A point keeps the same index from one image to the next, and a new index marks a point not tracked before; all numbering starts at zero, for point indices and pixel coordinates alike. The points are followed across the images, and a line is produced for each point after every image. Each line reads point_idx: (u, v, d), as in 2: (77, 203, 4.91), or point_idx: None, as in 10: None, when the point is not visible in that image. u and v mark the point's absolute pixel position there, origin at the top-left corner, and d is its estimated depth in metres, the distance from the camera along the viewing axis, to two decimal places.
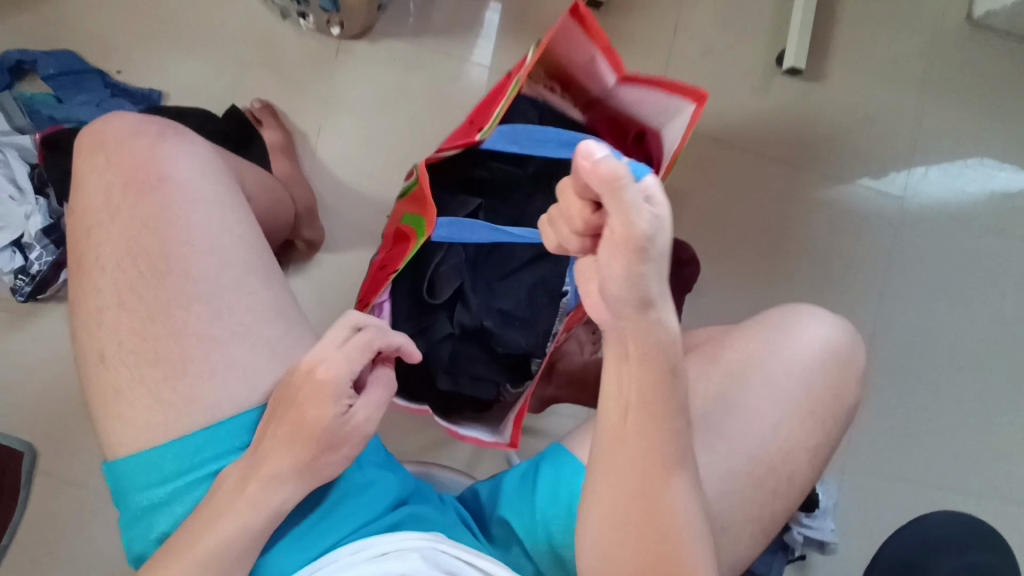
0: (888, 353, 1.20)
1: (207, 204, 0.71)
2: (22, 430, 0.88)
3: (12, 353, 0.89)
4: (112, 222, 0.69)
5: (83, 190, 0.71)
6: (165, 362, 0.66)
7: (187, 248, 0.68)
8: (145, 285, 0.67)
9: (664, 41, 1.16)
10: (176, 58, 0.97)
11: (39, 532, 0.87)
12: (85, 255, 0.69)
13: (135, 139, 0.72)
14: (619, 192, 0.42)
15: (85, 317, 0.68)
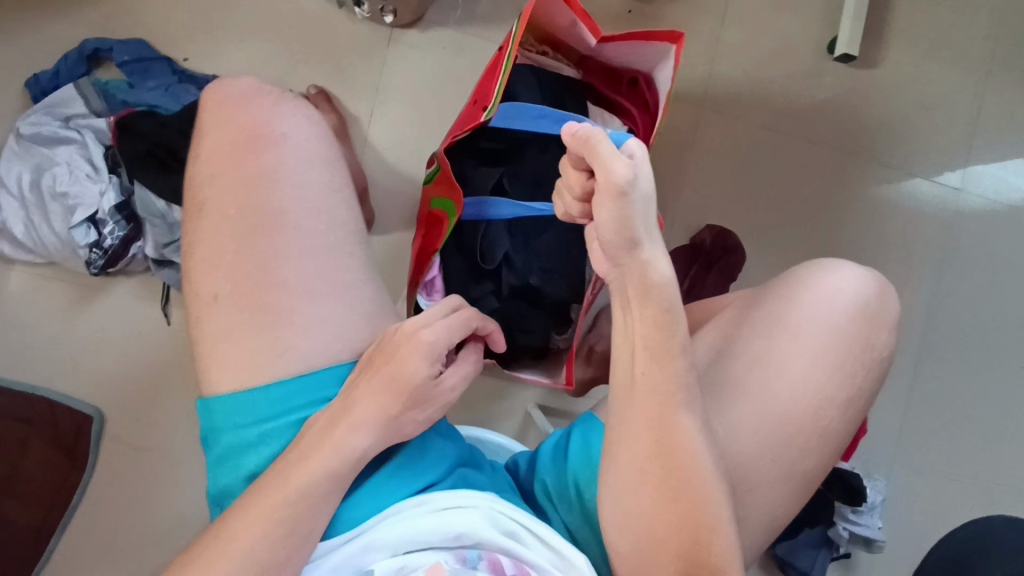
0: (942, 353, 1.14)
1: (315, 166, 0.59)
2: (92, 396, 0.97)
3: (84, 324, 0.97)
4: (228, 175, 0.57)
5: (206, 140, 0.59)
6: (228, 346, 0.55)
7: (300, 217, 0.57)
8: (256, 248, 0.56)
9: (714, 28, 1.12)
10: (233, 45, 1.01)
11: (107, 486, 0.96)
12: (195, 210, 0.58)
13: (257, 98, 0.61)
14: (592, 147, 0.48)
15: (188, 276, 0.57)
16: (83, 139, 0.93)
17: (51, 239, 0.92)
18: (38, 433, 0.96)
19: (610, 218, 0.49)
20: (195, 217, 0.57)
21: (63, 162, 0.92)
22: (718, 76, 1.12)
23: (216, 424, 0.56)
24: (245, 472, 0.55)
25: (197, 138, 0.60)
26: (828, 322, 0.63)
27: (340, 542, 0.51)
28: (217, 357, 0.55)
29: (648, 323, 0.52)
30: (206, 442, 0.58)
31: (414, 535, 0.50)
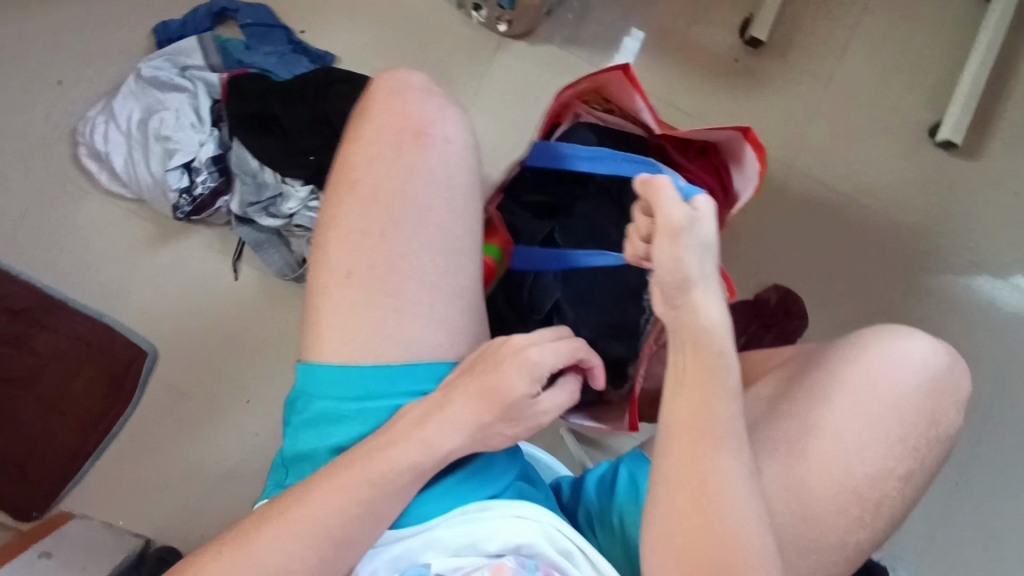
0: (997, 466, 1.08)
1: (459, 179, 0.60)
2: (150, 333, 1.01)
3: (155, 264, 1.00)
4: (383, 163, 0.59)
5: (367, 126, 0.61)
6: (346, 322, 0.56)
7: (439, 215, 0.58)
8: (394, 237, 0.57)
9: (816, 91, 1.11)
10: (349, 27, 1.04)
11: (149, 420, 1.01)
12: (342, 187, 0.59)
13: (423, 96, 0.62)
14: (658, 191, 0.50)
15: (319, 245, 0.59)
16: (194, 89, 0.96)
17: (145, 178, 0.95)
18: (92, 359, 0.99)
19: (674, 261, 0.50)
20: (340, 195, 0.59)
21: (173, 108, 0.95)
22: (812, 140, 1.11)
23: (310, 389, 0.57)
24: (331, 440, 0.57)
25: (358, 122, 0.62)
26: (888, 387, 0.61)
27: (404, 535, 0.53)
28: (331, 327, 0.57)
29: (712, 374, 0.51)
30: (293, 401, 0.59)
31: (476, 541, 0.51)
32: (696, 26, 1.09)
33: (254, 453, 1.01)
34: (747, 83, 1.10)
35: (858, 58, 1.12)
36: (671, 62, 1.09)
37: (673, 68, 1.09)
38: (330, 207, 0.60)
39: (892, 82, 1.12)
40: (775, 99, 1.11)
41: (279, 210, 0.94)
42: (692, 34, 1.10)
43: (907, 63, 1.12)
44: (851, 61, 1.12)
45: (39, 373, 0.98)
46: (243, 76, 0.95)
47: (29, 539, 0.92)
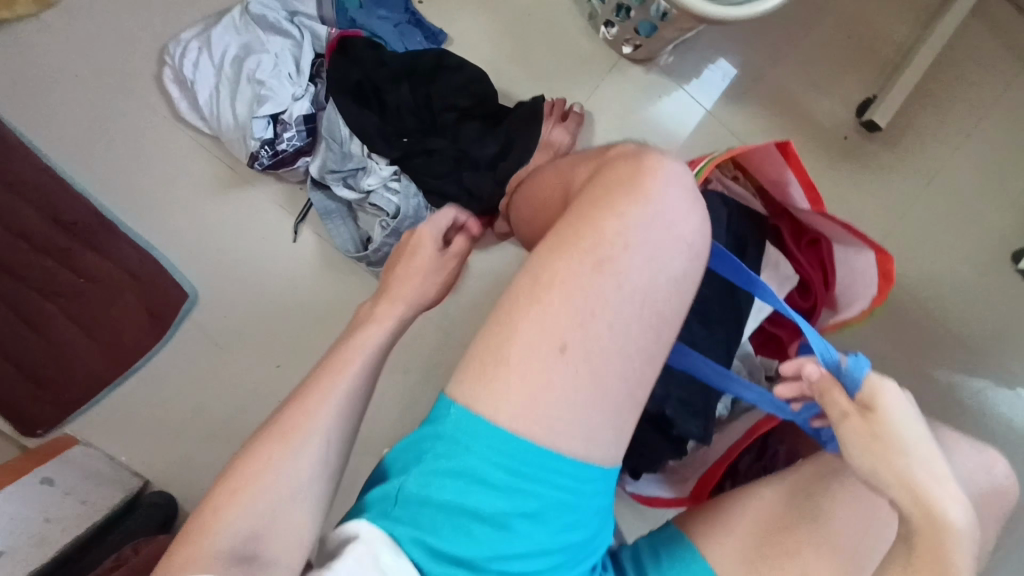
0: None
1: (656, 294, 0.47)
2: (195, 277, 0.97)
3: (217, 208, 0.96)
4: (621, 243, 0.47)
5: (620, 191, 0.49)
6: (526, 400, 0.45)
7: (654, 320, 0.47)
8: (605, 329, 0.46)
9: (916, 187, 1.08)
10: (469, 10, 1.00)
11: (173, 364, 0.97)
12: (568, 246, 0.47)
13: (681, 184, 0.50)
14: (821, 391, 0.55)
15: (517, 296, 0.47)
16: (299, 38, 0.92)
17: (228, 119, 0.91)
18: (130, 289, 0.94)
19: (872, 461, 0.52)
20: (559, 252, 0.47)
21: (273, 53, 0.90)
22: (903, 235, 1.08)
23: (460, 434, 0.46)
24: (455, 500, 0.45)
25: (603, 177, 0.50)
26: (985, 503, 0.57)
27: None
28: (508, 388, 0.45)
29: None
30: (422, 433, 0.48)
31: None
32: (812, 93, 1.06)
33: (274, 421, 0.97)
34: (849, 163, 1.07)
35: (970, 162, 1.08)
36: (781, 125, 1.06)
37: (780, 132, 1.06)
38: (542, 258, 0.48)
39: (1002, 193, 1.08)
40: (872, 186, 1.08)
41: (359, 185, 0.91)
42: (809, 99, 1.06)
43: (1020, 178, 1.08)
44: (961, 165, 1.08)
45: (74, 293, 0.93)
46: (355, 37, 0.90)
47: (36, 458, 0.89)
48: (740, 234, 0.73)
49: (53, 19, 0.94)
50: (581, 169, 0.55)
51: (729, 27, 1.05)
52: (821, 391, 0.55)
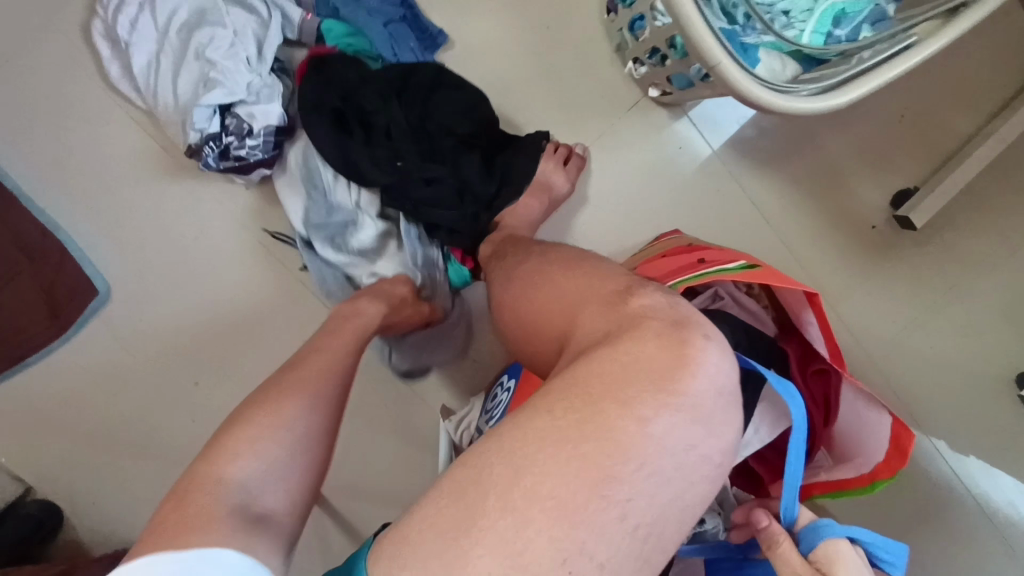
0: None
1: (666, 527, 0.36)
2: (111, 271, 0.83)
3: (147, 197, 0.82)
4: (634, 460, 0.35)
5: (645, 379, 0.37)
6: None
7: (653, 559, 0.36)
8: (590, 569, 0.33)
9: (947, 296, 0.96)
10: (482, 14, 0.85)
11: (73, 367, 0.84)
12: (565, 444, 0.35)
13: (719, 383, 0.39)
14: (776, 543, 0.49)
15: (487, 494, 0.34)
16: (267, 16, 0.76)
17: (166, 99, 0.75)
18: (31, 273, 0.80)
19: None
20: (552, 451, 0.35)
21: (232, 28, 0.74)
22: (927, 349, 0.95)
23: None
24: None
25: (625, 351, 0.38)
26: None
27: None
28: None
29: None
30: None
31: None
32: (851, 175, 0.94)
33: (182, 445, 0.85)
34: (877, 255, 0.95)
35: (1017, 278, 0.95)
36: (809, 201, 0.94)
37: (808, 208, 0.94)
38: (529, 450, 0.35)
39: None
40: (900, 286, 0.96)
41: (347, 243, 0.78)
42: (844, 177, 0.94)
43: None
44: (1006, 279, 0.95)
45: None
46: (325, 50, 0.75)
47: None
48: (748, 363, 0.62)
49: None
50: (594, 313, 0.44)
51: None
52: (770, 542, 0.50)
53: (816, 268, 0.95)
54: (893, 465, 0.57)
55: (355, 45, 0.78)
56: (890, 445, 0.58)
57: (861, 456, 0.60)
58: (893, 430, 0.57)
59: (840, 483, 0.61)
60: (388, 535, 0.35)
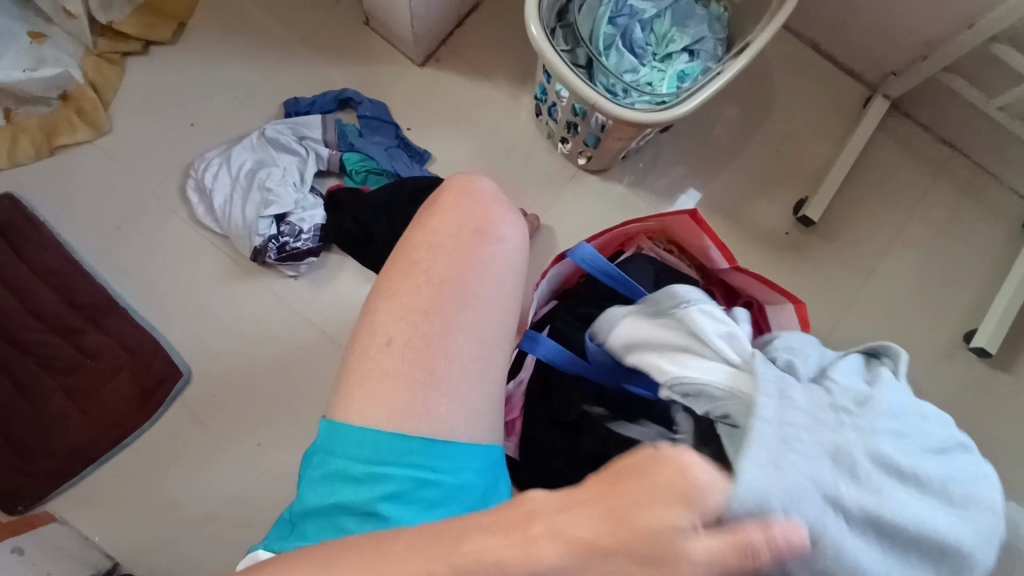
0: None
1: (487, 291, 0.56)
2: (190, 358, 1.05)
3: (217, 297, 1.07)
4: (447, 250, 0.56)
5: (433, 216, 0.59)
6: (376, 388, 0.52)
7: (489, 310, 0.55)
8: (444, 314, 0.54)
9: (858, 275, 1.17)
10: (451, 132, 1.16)
11: (159, 443, 1.03)
12: (401, 264, 0.56)
13: (496, 202, 0.61)
14: None
15: (369, 315, 0.55)
16: (305, 156, 1.09)
17: (237, 220, 1.06)
18: (131, 366, 1.03)
19: None
20: (393, 273, 0.56)
21: (281, 167, 1.08)
22: (854, 325, 1.16)
23: (330, 446, 0.52)
24: (339, 500, 0.52)
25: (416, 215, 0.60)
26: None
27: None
28: (364, 393, 0.52)
29: None
30: (309, 455, 0.54)
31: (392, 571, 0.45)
32: (756, 197, 1.19)
33: (260, 501, 1.01)
34: (795, 254, 1.17)
35: (906, 253, 1.19)
36: (729, 222, 1.18)
37: (729, 228, 1.18)
38: (386, 275, 0.57)
39: (938, 285, 1.18)
40: (820, 275, 1.17)
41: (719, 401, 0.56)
42: (752, 202, 1.19)
43: (953, 271, 1.18)
44: (898, 255, 1.19)
45: (75, 370, 1.03)
46: (342, 190, 1.07)
47: (15, 528, 0.93)
48: None
49: (104, 142, 1.12)
50: None
51: (678, 144, 1.20)
52: None
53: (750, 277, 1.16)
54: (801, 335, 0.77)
55: (368, 167, 1.10)
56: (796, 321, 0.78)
57: None
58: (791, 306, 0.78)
59: None
60: (337, 361, 0.56)
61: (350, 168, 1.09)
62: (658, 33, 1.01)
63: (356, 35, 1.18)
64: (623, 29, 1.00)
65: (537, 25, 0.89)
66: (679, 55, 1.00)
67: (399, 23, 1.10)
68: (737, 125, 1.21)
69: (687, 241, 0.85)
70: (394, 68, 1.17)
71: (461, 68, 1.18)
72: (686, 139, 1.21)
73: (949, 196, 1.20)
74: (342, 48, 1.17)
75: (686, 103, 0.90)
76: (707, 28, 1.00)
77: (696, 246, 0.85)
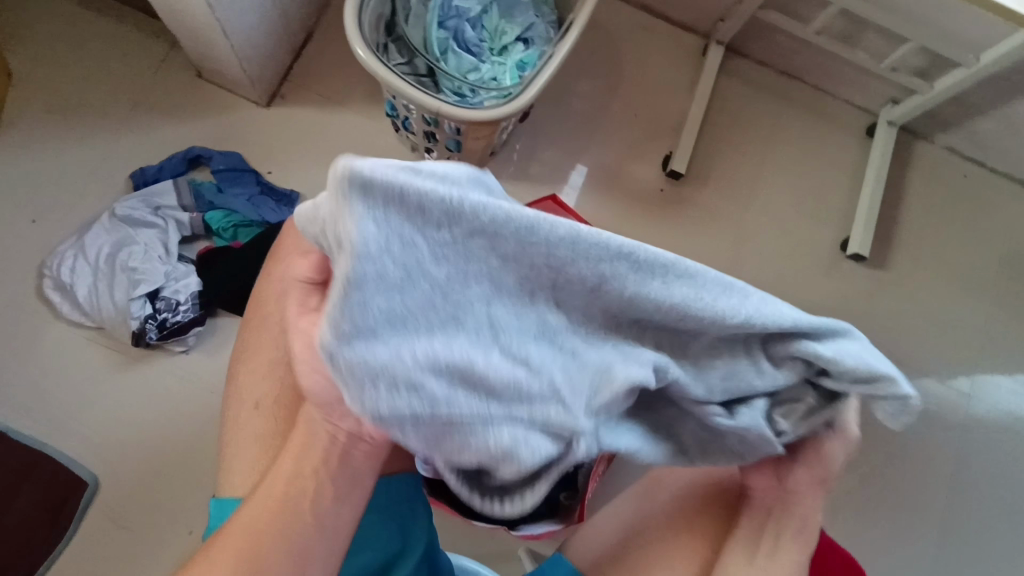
0: (942, 559, 1.13)
1: None
2: (93, 465, 0.98)
3: (108, 393, 1.00)
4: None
5: (277, 263, 0.60)
6: (258, 453, 0.55)
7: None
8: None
9: (736, 212, 1.23)
10: (314, 166, 1.13)
11: (80, 564, 0.95)
12: (257, 321, 0.58)
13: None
14: None
15: (236, 379, 0.58)
16: (164, 225, 1.04)
17: (107, 308, 1.00)
18: (25, 491, 0.95)
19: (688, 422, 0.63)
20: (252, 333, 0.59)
21: (142, 242, 1.02)
22: (744, 260, 1.21)
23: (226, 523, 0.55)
24: None
25: (266, 266, 0.61)
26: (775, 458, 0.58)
27: None
28: (237, 459, 0.56)
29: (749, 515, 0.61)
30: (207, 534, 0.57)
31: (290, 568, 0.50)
32: (628, 161, 1.23)
33: None
34: (677, 206, 1.22)
35: (774, 181, 1.26)
36: (613, 191, 1.21)
37: (615, 195, 1.21)
38: (246, 335, 0.60)
39: (808, 205, 1.25)
40: (704, 221, 1.22)
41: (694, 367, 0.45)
42: (623, 168, 1.22)
43: (818, 188, 1.26)
44: (768, 185, 1.25)
45: None
46: (213, 251, 1.03)
47: None
48: None
49: None
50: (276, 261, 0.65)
51: (542, 127, 1.22)
52: None
53: (640, 239, 1.19)
54: None
55: (235, 221, 1.06)
56: None
57: None
58: None
59: None
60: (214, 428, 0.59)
61: (216, 227, 1.05)
62: (490, 27, 1.02)
63: (191, 90, 1.13)
64: (454, 32, 1.01)
65: (363, 47, 0.89)
66: (515, 46, 1.02)
67: (231, 69, 1.06)
68: (592, 96, 1.25)
69: None
70: (239, 115, 1.13)
71: (310, 100, 1.15)
72: (548, 121, 1.23)
73: (798, 121, 1.29)
74: (180, 106, 1.12)
75: (530, 88, 0.91)
76: (534, 13, 1.02)
77: None
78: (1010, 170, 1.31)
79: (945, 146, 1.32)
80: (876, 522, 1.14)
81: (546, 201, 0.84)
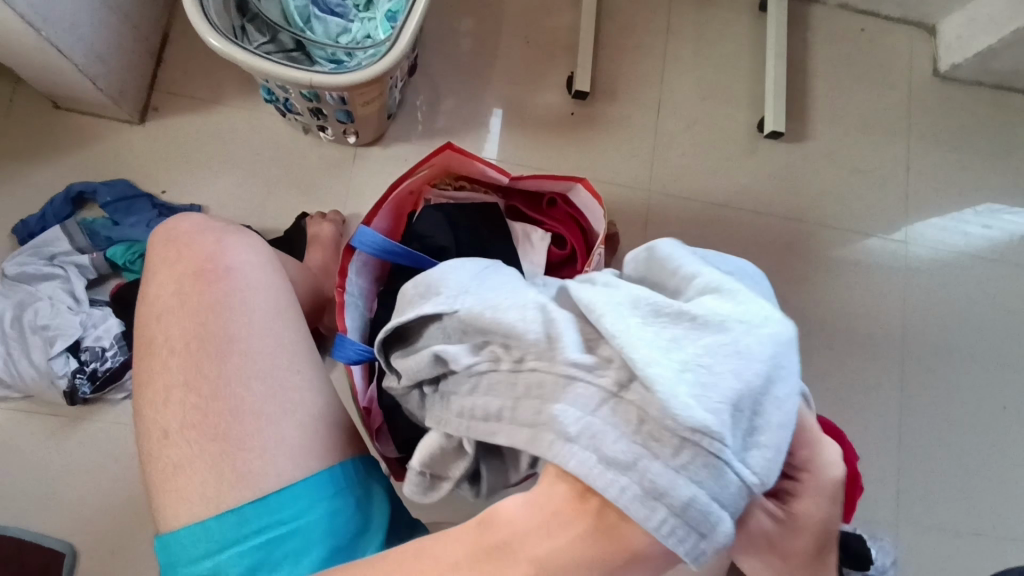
0: (909, 401, 1.19)
1: (242, 326, 0.58)
2: (67, 533, 0.94)
3: (61, 456, 0.96)
4: (176, 313, 0.58)
5: (156, 291, 0.60)
6: (181, 484, 0.53)
7: (254, 345, 0.57)
8: (208, 375, 0.56)
9: (649, 118, 1.21)
10: (209, 175, 1.07)
11: None
12: (149, 352, 0.58)
13: (201, 236, 0.63)
14: None
15: (142, 419, 0.57)
16: (65, 273, 0.98)
17: (29, 373, 0.93)
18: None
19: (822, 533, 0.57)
20: (145, 366, 0.58)
21: (46, 297, 0.96)
22: (669, 165, 1.21)
23: (174, 559, 0.53)
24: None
25: (144, 295, 0.61)
26: None
27: None
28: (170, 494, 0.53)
29: None
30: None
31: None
32: (532, 92, 1.19)
33: None
34: (590, 127, 1.19)
35: (680, 79, 1.24)
36: (525, 126, 1.17)
37: (528, 130, 1.18)
38: (140, 373, 0.58)
39: (718, 95, 1.24)
40: (620, 134, 1.20)
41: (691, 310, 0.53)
42: (529, 100, 1.18)
43: (726, 75, 1.25)
44: (673, 86, 1.23)
45: None
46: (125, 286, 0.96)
47: None
48: (478, 225, 0.81)
49: None
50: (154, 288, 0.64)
51: (435, 76, 1.17)
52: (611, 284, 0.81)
53: (562, 169, 1.17)
54: (598, 205, 0.77)
55: (140, 250, 0.99)
56: (585, 189, 0.79)
57: (592, 224, 0.82)
58: (571, 178, 0.79)
59: (586, 244, 0.84)
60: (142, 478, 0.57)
61: (121, 262, 0.98)
62: None
63: (54, 124, 1.04)
64: None
65: (215, 35, 0.81)
66: None
67: (87, 92, 0.98)
68: (481, 34, 1.20)
69: (465, 172, 0.83)
70: (114, 139, 1.05)
71: (186, 106, 1.08)
72: (440, 70, 1.17)
73: (689, 13, 1.26)
74: (47, 147, 1.04)
75: (403, 30, 0.86)
76: None
77: (475, 173, 0.83)
78: (900, 15, 1.32)
79: (837, 6, 1.32)
80: (843, 383, 1.18)
81: (444, 149, 0.78)
